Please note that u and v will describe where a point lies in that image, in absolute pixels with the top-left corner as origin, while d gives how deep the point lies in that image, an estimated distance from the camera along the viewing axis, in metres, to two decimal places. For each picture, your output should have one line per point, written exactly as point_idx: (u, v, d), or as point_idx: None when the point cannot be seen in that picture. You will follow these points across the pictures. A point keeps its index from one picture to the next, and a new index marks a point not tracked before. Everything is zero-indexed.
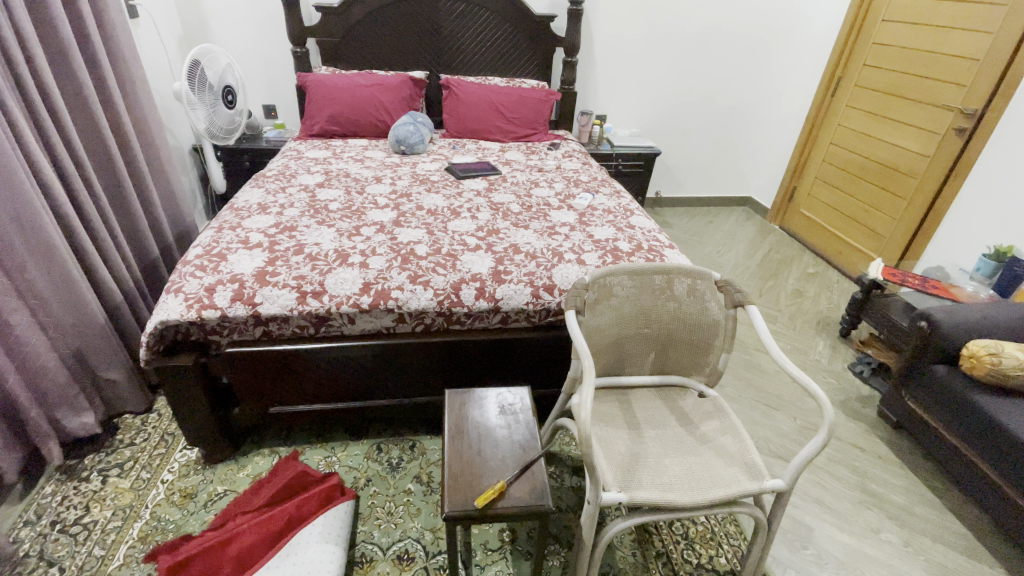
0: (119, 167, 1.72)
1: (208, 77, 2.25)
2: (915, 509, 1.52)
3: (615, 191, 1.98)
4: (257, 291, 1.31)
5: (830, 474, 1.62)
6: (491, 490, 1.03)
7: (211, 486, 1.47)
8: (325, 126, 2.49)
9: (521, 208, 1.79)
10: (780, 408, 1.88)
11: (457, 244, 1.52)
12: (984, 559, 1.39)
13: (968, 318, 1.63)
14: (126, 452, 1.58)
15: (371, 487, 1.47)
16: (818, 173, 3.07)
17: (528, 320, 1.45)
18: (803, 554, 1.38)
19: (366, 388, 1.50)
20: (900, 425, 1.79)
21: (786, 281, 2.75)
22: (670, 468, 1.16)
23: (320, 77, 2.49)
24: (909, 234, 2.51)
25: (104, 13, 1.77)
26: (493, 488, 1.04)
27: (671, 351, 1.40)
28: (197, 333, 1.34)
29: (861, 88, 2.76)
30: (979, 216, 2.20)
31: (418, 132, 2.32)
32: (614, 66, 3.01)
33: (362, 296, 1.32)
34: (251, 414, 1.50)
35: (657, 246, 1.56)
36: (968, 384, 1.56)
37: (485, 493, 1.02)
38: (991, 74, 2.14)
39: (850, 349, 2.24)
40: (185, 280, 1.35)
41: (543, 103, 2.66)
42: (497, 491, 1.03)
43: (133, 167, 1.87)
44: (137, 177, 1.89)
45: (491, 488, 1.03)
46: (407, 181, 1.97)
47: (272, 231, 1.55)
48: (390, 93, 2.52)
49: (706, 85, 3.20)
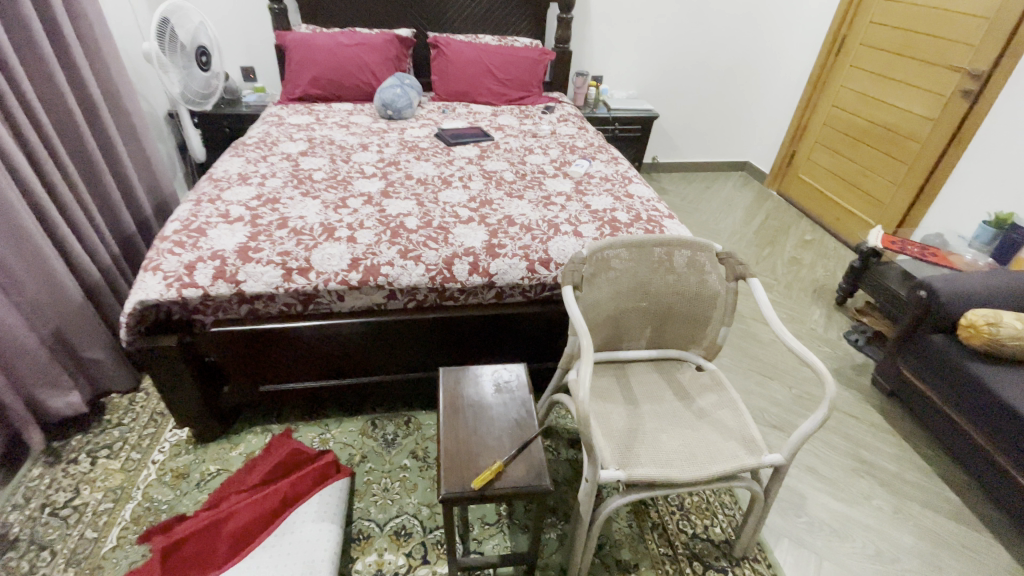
0: (87, 136, 1.63)
1: (180, 36, 2.10)
2: (906, 476, 1.54)
3: (612, 158, 1.90)
4: (239, 268, 1.25)
5: (823, 443, 1.63)
6: (488, 471, 1.01)
7: (203, 465, 1.45)
8: (307, 90, 2.36)
9: (515, 176, 1.72)
10: (775, 377, 1.88)
11: (449, 217, 1.45)
12: (972, 524, 1.42)
13: (968, 286, 1.61)
14: (115, 432, 1.55)
15: (366, 463, 1.46)
16: (819, 136, 2.99)
17: (523, 295, 1.41)
18: (797, 522, 1.40)
19: (357, 365, 1.46)
20: (893, 392, 1.80)
21: (783, 248, 2.71)
22: (669, 443, 1.15)
23: (300, 36, 2.34)
24: (909, 202, 2.46)
25: None
26: (491, 468, 1.02)
27: (669, 325, 1.37)
28: (179, 312, 1.29)
29: (867, 46, 2.65)
30: (981, 181, 2.16)
31: (405, 95, 2.21)
32: (611, 24, 2.86)
33: (351, 273, 1.26)
34: (241, 393, 1.47)
35: (656, 216, 1.52)
36: (964, 353, 1.55)
37: (482, 474, 1.00)
38: (1002, 31, 2.05)
39: (846, 316, 2.23)
40: (163, 257, 1.28)
41: (537, 64, 2.54)
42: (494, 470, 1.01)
43: (103, 136, 1.77)
44: (108, 147, 1.79)
45: (488, 468, 1.01)
46: (395, 148, 1.88)
47: (253, 203, 1.47)
48: (375, 54, 2.39)
49: (706, 44, 3.06)
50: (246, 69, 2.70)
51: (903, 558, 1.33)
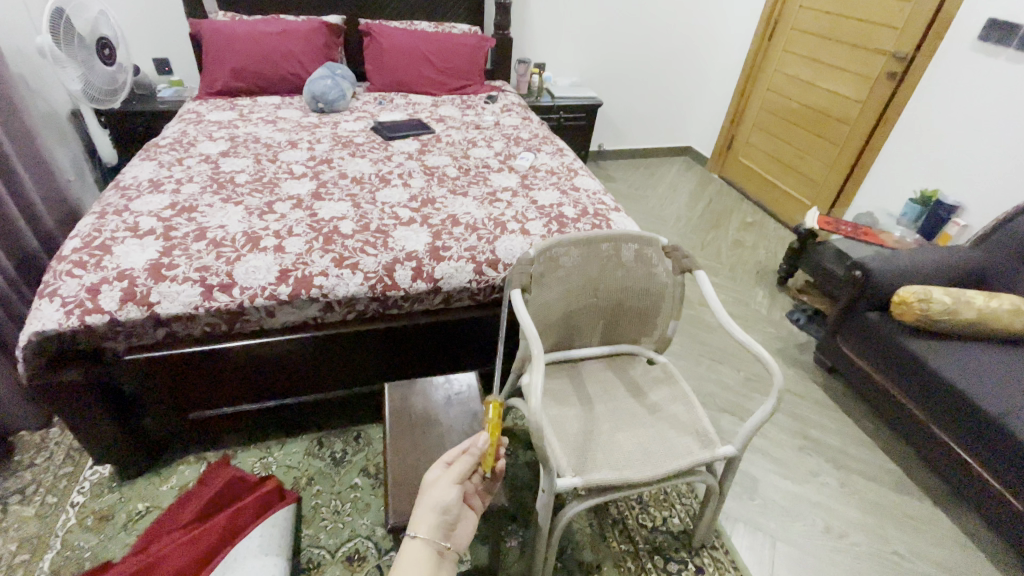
0: None
1: (77, 27, 1.84)
2: (849, 450, 1.62)
3: (557, 149, 1.87)
4: (152, 289, 1.13)
5: (773, 424, 1.68)
6: (486, 449, 0.76)
7: (130, 504, 1.29)
8: (228, 83, 2.18)
9: (458, 172, 1.65)
10: (724, 361, 1.92)
11: (388, 219, 1.37)
12: (910, 492, 1.51)
13: (897, 265, 1.67)
14: (27, 475, 1.34)
15: (314, 486, 1.38)
16: (756, 120, 3.07)
17: (472, 299, 1.35)
18: (750, 505, 1.43)
19: (299, 384, 1.37)
20: (834, 369, 1.86)
21: (727, 232, 2.77)
22: (623, 443, 1.13)
23: (215, 24, 2.15)
24: (841, 181, 2.57)
25: None
26: (488, 446, 0.76)
27: (621, 321, 1.33)
28: (86, 341, 1.13)
29: (797, 32, 2.72)
30: (905, 163, 2.27)
31: (337, 87, 2.08)
32: (550, 11, 2.81)
33: (279, 286, 1.17)
34: (168, 423, 1.33)
35: (602, 209, 1.50)
36: (899, 330, 1.60)
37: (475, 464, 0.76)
38: (923, 15, 2.10)
39: (788, 296, 2.31)
40: (60, 280, 1.13)
41: (477, 52, 2.45)
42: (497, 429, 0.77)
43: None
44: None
45: (482, 448, 0.76)
46: (327, 145, 1.77)
47: (167, 213, 1.33)
48: (302, 42, 2.23)
49: (644, 32, 3.06)
50: (102, 13, 1.95)
51: (850, 531, 1.39)
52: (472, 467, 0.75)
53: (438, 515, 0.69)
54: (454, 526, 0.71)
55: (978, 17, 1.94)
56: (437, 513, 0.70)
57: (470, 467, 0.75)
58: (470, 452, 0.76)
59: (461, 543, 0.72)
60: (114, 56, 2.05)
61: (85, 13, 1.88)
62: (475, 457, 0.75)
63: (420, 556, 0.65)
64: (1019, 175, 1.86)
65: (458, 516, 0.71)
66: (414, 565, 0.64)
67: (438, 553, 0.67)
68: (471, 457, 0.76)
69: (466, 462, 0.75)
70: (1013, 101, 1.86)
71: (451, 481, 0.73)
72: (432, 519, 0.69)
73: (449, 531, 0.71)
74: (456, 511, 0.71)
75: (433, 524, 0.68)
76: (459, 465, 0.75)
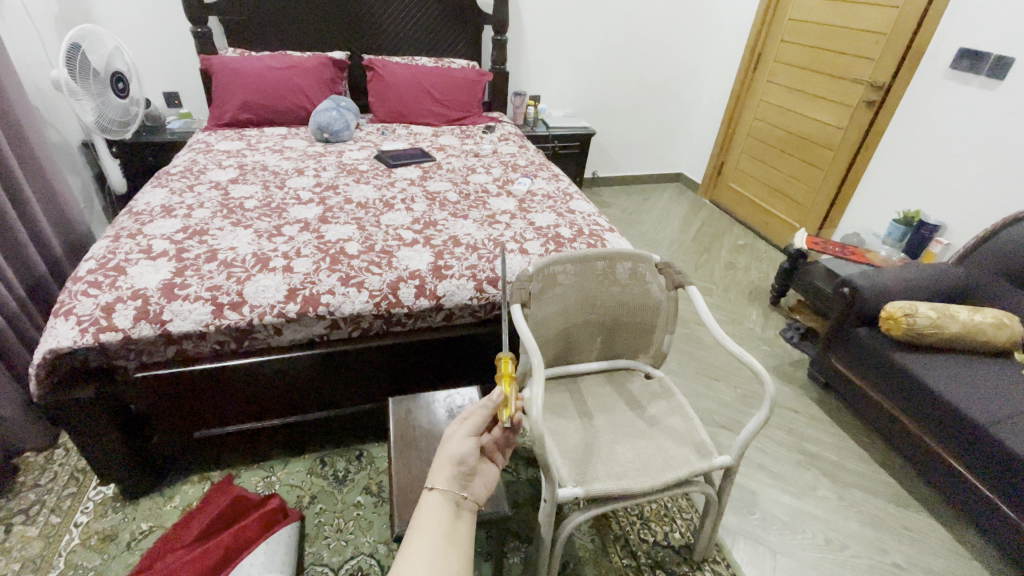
0: None
1: (93, 62, 1.92)
2: (846, 464, 1.64)
3: (552, 175, 1.95)
4: (165, 307, 1.16)
5: (770, 439, 1.70)
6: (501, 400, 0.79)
7: (133, 524, 1.30)
8: (237, 114, 2.28)
9: (459, 197, 1.72)
10: (720, 378, 1.95)
11: (392, 240, 1.43)
12: (908, 505, 1.53)
13: (884, 282, 1.73)
14: (31, 496, 1.36)
15: (317, 504, 1.38)
16: (744, 147, 3.18)
17: (473, 316, 1.39)
18: (751, 519, 1.44)
19: (304, 402, 1.40)
20: (827, 385, 1.89)
21: (720, 254, 2.84)
22: (623, 454, 1.16)
23: (226, 59, 2.26)
24: (828, 204, 2.66)
25: None
26: (503, 397, 0.79)
27: (618, 336, 1.37)
28: (97, 359, 1.16)
29: (780, 64, 2.86)
30: (888, 186, 2.36)
31: (342, 118, 2.17)
32: (544, 46, 2.95)
33: (288, 304, 1.21)
34: (173, 442, 1.35)
35: (597, 230, 1.56)
36: (888, 344, 1.65)
37: (491, 414, 0.79)
38: (896, 48, 2.23)
39: (781, 315, 2.36)
40: (76, 300, 1.17)
41: (475, 85, 2.57)
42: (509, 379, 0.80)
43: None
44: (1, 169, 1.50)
45: (497, 400, 0.79)
46: (333, 172, 1.84)
47: (179, 236, 1.38)
48: (308, 77, 2.34)
49: (634, 65, 3.21)
50: (117, 49, 2.04)
51: (850, 544, 1.40)
52: (487, 418, 0.78)
53: (454, 466, 0.72)
54: (470, 477, 0.73)
55: (948, 50, 2.05)
56: (453, 465, 0.72)
57: (485, 418, 0.78)
58: (485, 405, 0.80)
59: (479, 495, 0.73)
60: (127, 89, 2.14)
61: (102, 49, 1.97)
62: (491, 408, 0.79)
63: (438, 505, 0.66)
64: (996, 196, 1.94)
65: (473, 467, 0.73)
66: (432, 514, 0.65)
67: (456, 503, 0.68)
68: (485, 409, 0.79)
69: (480, 414, 0.78)
70: (984, 126, 1.96)
71: (465, 434, 0.76)
72: (447, 470, 0.71)
73: (466, 483, 0.73)
74: (471, 463, 0.74)
75: (449, 475, 0.70)
76: (474, 418, 0.78)
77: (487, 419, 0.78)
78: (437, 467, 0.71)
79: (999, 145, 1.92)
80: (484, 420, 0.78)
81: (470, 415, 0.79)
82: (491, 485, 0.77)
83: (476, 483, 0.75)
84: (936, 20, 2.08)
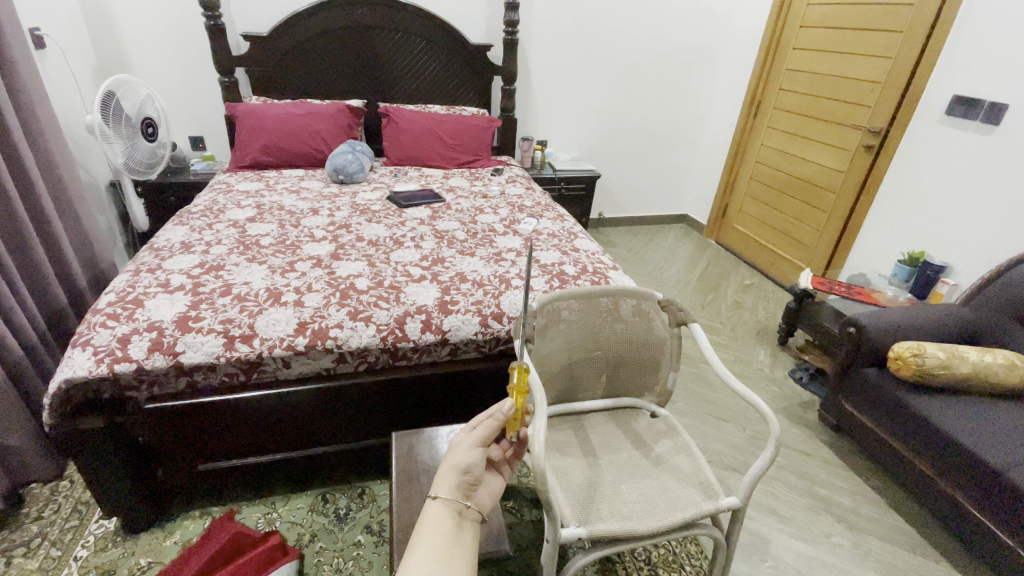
0: (25, 223, 1.47)
1: (125, 108, 2.05)
2: (861, 510, 1.59)
3: (558, 216, 2.00)
4: (178, 339, 1.20)
5: (781, 483, 1.66)
6: (510, 414, 0.80)
7: (132, 559, 1.29)
8: (257, 157, 2.39)
9: (466, 235, 1.77)
10: (729, 420, 1.93)
11: (401, 276, 1.47)
12: (929, 555, 1.46)
13: (890, 321, 1.72)
14: (33, 528, 1.36)
15: (317, 543, 1.36)
16: (747, 189, 3.25)
17: (478, 351, 1.41)
18: (762, 567, 1.39)
19: (306, 436, 1.40)
20: (839, 427, 1.85)
21: (726, 294, 2.86)
22: (627, 494, 1.14)
23: (250, 106, 2.39)
24: (832, 245, 2.68)
25: (18, 45, 1.62)
26: (511, 411, 0.80)
27: (622, 373, 1.36)
28: (110, 389, 1.19)
29: (780, 110, 2.95)
30: (891, 227, 2.38)
31: (357, 161, 2.27)
32: (552, 93, 3.09)
33: (297, 338, 1.24)
34: (178, 475, 1.35)
35: (601, 268, 1.59)
36: (897, 385, 1.62)
37: (499, 427, 0.79)
38: (891, 95, 2.30)
39: (789, 355, 2.34)
40: (94, 331, 1.21)
41: (484, 130, 2.68)
42: (520, 395, 0.81)
43: (30, 199, 1.56)
44: (35, 208, 1.58)
45: (506, 413, 0.80)
46: (346, 212, 1.91)
47: (197, 271, 1.44)
48: (326, 122, 2.46)
49: (638, 111, 3.33)
50: (150, 97, 2.17)
51: None
52: (494, 431, 0.79)
53: (459, 476, 0.74)
54: (475, 487, 0.75)
55: (942, 97, 2.12)
56: (457, 474, 0.74)
57: (492, 432, 0.78)
58: (494, 417, 0.80)
59: (482, 504, 0.76)
60: (156, 134, 2.26)
61: (135, 97, 2.10)
62: (499, 421, 0.79)
63: (441, 515, 0.68)
64: (999, 237, 1.95)
65: (478, 477, 0.75)
66: (434, 523, 0.67)
67: (459, 512, 0.70)
68: (494, 421, 0.79)
69: (488, 426, 0.79)
70: (983, 169, 2.00)
71: (472, 445, 0.77)
72: (452, 479, 0.73)
73: (469, 492, 0.75)
74: (476, 473, 0.75)
75: (453, 484, 0.72)
76: (482, 429, 0.78)
77: (494, 432, 0.79)
78: (442, 475, 0.73)
79: (998, 187, 1.95)
80: (491, 433, 0.78)
81: (477, 426, 0.80)
82: (494, 496, 0.79)
83: (480, 493, 0.77)
84: (929, 68, 2.16)
